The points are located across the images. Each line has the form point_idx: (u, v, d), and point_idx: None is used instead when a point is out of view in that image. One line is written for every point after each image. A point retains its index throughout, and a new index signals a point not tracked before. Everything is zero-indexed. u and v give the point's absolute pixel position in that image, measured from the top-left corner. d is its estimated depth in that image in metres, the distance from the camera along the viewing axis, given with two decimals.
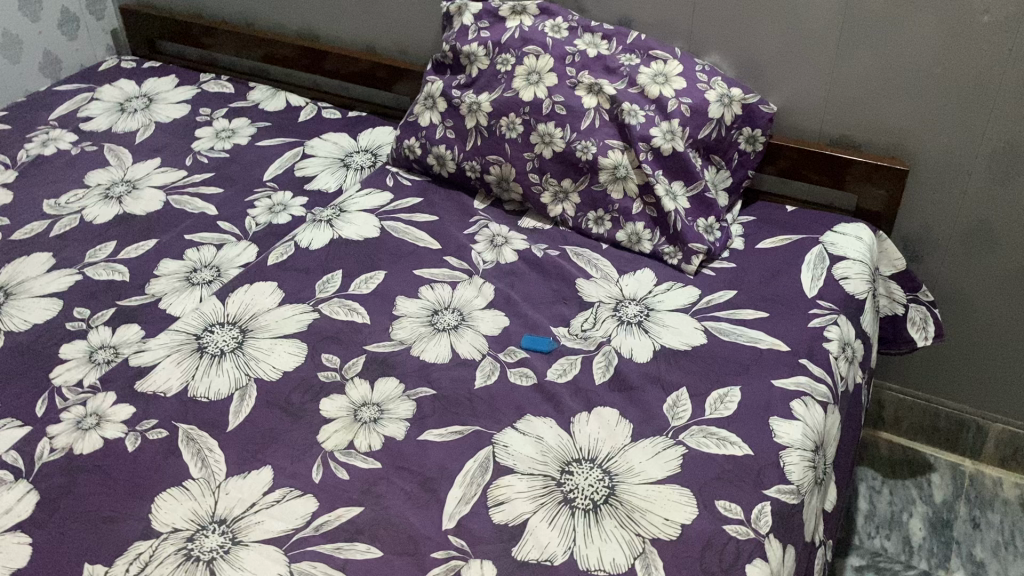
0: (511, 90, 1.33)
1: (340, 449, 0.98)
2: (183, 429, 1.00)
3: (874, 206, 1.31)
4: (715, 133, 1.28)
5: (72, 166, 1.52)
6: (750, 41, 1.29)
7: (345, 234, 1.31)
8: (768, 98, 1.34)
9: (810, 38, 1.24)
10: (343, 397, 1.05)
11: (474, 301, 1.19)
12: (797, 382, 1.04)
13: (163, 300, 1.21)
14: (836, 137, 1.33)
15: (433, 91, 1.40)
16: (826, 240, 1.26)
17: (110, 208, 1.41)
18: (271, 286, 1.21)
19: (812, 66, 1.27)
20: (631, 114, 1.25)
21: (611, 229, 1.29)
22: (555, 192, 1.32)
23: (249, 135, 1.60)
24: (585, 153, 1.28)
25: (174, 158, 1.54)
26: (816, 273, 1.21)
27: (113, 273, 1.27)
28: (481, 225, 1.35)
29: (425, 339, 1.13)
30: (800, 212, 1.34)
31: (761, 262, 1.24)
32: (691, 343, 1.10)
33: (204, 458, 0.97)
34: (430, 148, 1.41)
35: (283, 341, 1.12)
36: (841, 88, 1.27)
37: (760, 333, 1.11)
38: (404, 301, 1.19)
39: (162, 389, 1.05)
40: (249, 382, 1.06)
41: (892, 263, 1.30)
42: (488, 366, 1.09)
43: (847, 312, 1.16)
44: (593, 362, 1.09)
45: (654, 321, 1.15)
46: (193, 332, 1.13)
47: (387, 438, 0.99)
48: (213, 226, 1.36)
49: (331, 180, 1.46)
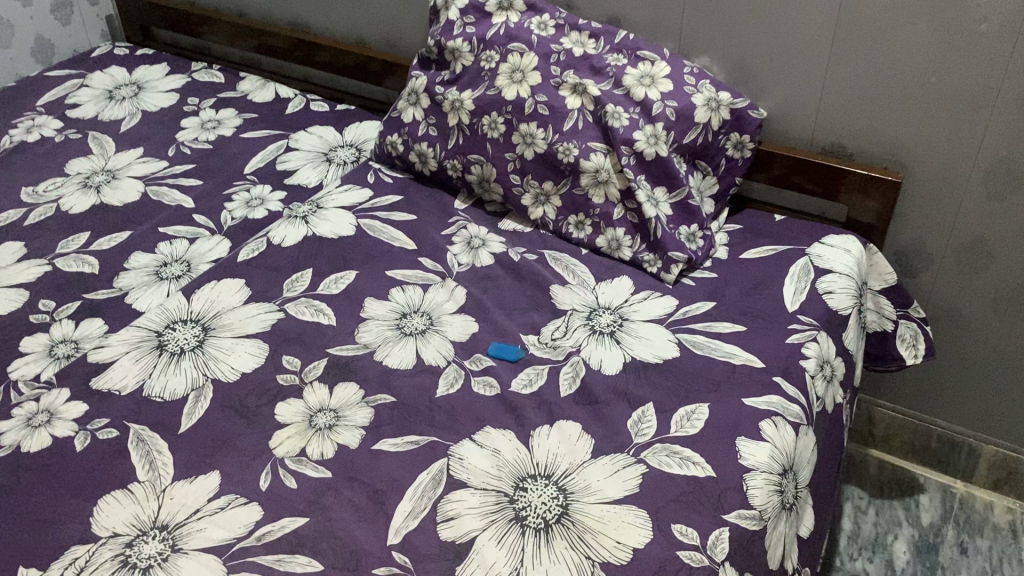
0: (494, 88, 1.29)
1: (291, 456, 0.95)
2: (134, 430, 0.98)
3: (867, 219, 1.26)
4: (701, 138, 1.24)
5: (54, 154, 1.50)
6: (741, 44, 1.25)
7: (319, 231, 1.28)
8: (760, 102, 1.29)
9: (803, 42, 1.20)
10: (301, 401, 1.02)
11: (444, 305, 1.16)
12: (769, 401, 1.00)
13: (130, 295, 1.19)
14: (828, 145, 1.28)
15: (416, 87, 1.37)
16: (812, 252, 1.21)
17: (87, 198, 1.39)
18: (239, 284, 1.19)
19: (804, 72, 1.23)
20: (614, 116, 1.22)
21: (591, 234, 1.26)
22: (537, 194, 1.29)
23: (234, 126, 1.57)
24: (567, 155, 1.24)
25: (157, 148, 1.52)
26: (799, 286, 1.16)
27: (83, 265, 1.25)
28: (459, 226, 1.31)
29: (391, 343, 1.10)
30: (789, 221, 1.29)
31: (743, 274, 1.20)
32: (663, 356, 1.07)
33: (152, 461, 0.95)
34: (412, 145, 1.38)
35: (245, 341, 1.10)
36: (834, 96, 1.23)
37: (735, 348, 1.07)
38: (373, 303, 1.16)
39: (118, 387, 1.03)
40: (206, 383, 1.04)
41: (882, 278, 1.25)
42: (452, 374, 1.06)
43: (828, 328, 1.12)
44: (561, 373, 1.05)
45: (627, 331, 1.11)
46: (154, 329, 1.11)
47: (340, 446, 0.96)
48: (188, 219, 1.34)
49: (312, 175, 1.44)
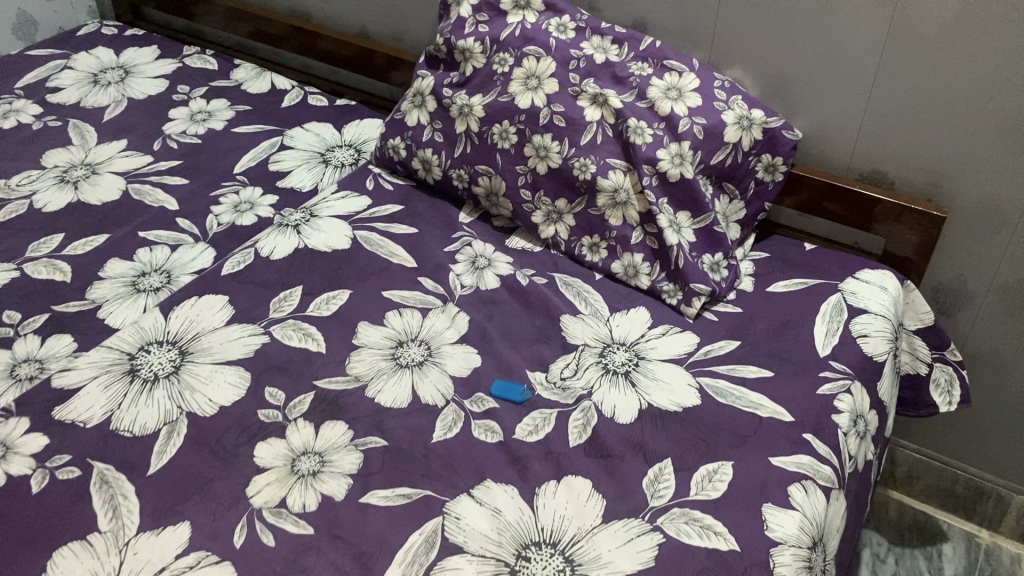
0: (506, 95, 1.19)
1: (269, 507, 0.86)
2: (98, 470, 0.89)
3: (905, 252, 1.16)
4: (730, 159, 1.14)
5: (31, 143, 1.40)
6: (778, 59, 1.15)
7: (312, 243, 1.18)
8: (793, 121, 1.19)
9: (846, 61, 1.10)
10: (283, 442, 0.93)
11: (444, 333, 1.07)
12: (797, 462, 0.91)
13: (103, 309, 1.09)
14: (867, 172, 1.18)
15: (422, 88, 1.27)
16: (845, 288, 1.12)
17: (63, 195, 1.29)
18: (222, 301, 1.09)
19: (845, 92, 1.12)
20: (636, 133, 1.12)
21: (606, 258, 1.16)
22: (548, 212, 1.19)
23: (226, 119, 1.47)
24: (583, 172, 1.14)
25: (141, 141, 1.41)
26: (831, 328, 1.07)
27: (53, 271, 1.15)
28: (463, 242, 1.21)
29: (384, 377, 1.01)
30: (820, 251, 1.20)
31: (771, 309, 1.10)
32: (682, 404, 0.97)
33: (116, 508, 0.86)
34: (416, 151, 1.27)
35: (225, 368, 1.00)
36: (877, 120, 1.12)
37: (761, 397, 0.98)
38: (366, 329, 1.07)
39: (82, 418, 0.94)
40: (181, 417, 0.95)
41: (919, 317, 1.16)
42: (451, 415, 0.96)
43: (862, 377, 1.03)
44: (570, 420, 0.96)
45: (643, 373, 1.01)
46: (127, 350, 1.01)
47: (324, 496, 0.87)
48: (171, 223, 1.24)
49: (307, 178, 1.34)
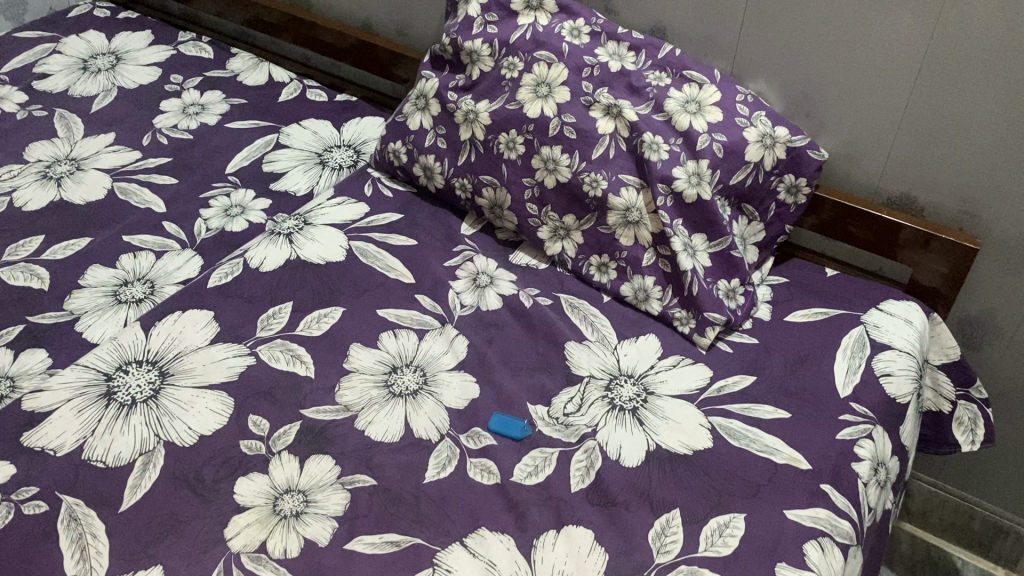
0: (515, 102, 1.12)
1: (248, 552, 0.81)
2: (67, 504, 0.83)
3: (932, 282, 1.10)
4: (751, 179, 1.07)
5: (14, 134, 1.34)
6: (806, 74, 1.07)
7: (304, 254, 1.12)
8: (819, 139, 1.12)
9: (879, 78, 1.02)
10: (265, 477, 0.87)
11: (441, 358, 1.00)
12: (814, 517, 0.85)
13: (81, 321, 1.03)
14: (896, 196, 1.11)
15: (425, 90, 1.20)
16: (868, 321, 1.05)
17: (45, 192, 1.23)
18: (206, 317, 1.03)
19: (877, 112, 1.05)
20: (652, 149, 1.05)
21: (615, 280, 1.09)
22: (555, 228, 1.12)
23: (219, 113, 1.40)
24: (593, 188, 1.08)
25: (130, 135, 1.35)
26: (852, 365, 1.00)
27: (31, 277, 1.09)
28: (465, 257, 1.14)
29: (376, 407, 0.95)
30: (841, 278, 1.13)
31: (789, 342, 1.04)
32: (693, 446, 0.92)
33: (84, 548, 0.80)
34: (417, 156, 1.21)
35: (208, 393, 0.94)
36: (909, 142, 1.05)
37: (777, 441, 0.92)
38: (359, 352, 1.01)
39: (53, 446, 0.88)
40: (157, 447, 0.89)
41: (944, 352, 1.10)
42: (445, 452, 0.90)
43: (885, 421, 0.96)
44: (572, 462, 0.90)
45: (651, 409, 0.95)
46: (103, 370, 0.95)
47: (307, 541, 0.82)
48: (157, 227, 1.18)
49: (302, 180, 1.27)
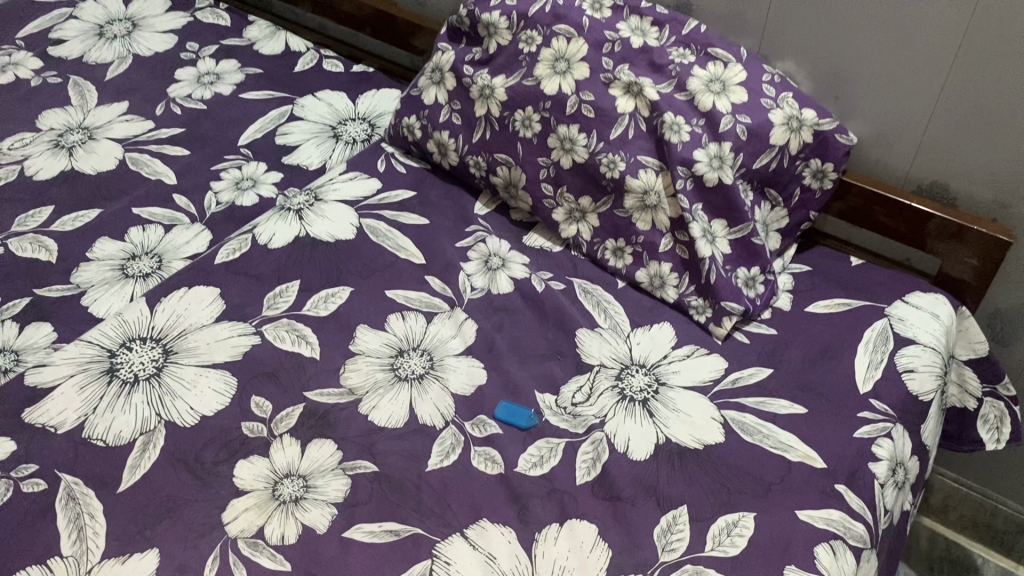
0: (532, 78, 1.09)
1: (245, 537, 0.80)
2: (66, 483, 0.82)
3: (962, 274, 1.05)
4: (775, 163, 1.03)
5: (27, 101, 1.32)
6: (836, 55, 1.03)
7: (314, 231, 1.10)
8: (848, 123, 1.08)
9: (913, 61, 0.97)
10: (266, 461, 0.86)
11: (449, 342, 0.98)
12: (827, 518, 0.83)
13: (88, 295, 1.02)
14: (926, 183, 1.07)
15: (441, 64, 1.17)
16: (893, 314, 1.02)
17: (56, 161, 1.21)
18: (213, 294, 1.01)
19: (909, 96, 1.00)
20: (672, 130, 1.01)
21: (631, 265, 1.06)
22: (571, 210, 1.09)
23: (234, 83, 1.37)
24: (611, 169, 1.04)
25: (143, 104, 1.33)
26: (873, 360, 0.97)
27: (39, 249, 1.08)
28: (477, 238, 1.12)
29: (381, 391, 0.93)
30: (866, 268, 1.09)
31: (808, 335, 1.00)
32: (704, 441, 0.89)
33: (80, 529, 0.79)
34: (432, 132, 1.18)
35: (211, 373, 0.93)
36: (942, 129, 1.00)
37: (791, 438, 0.89)
38: (366, 334, 0.99)
39: (54, 423, 0.87)
40: (158, 426, 0.87)
41: (971, 347, 1.05)
42: (449, 440, 0.88)
43: (905, 419, 0.93)
44: (578, 454, 0.87)
45: (662, 401, 0.93)
46: (107, 346, 0.94)
47: (305, 528, 0.80)
48: (167, 200, 1.16)
49: (315, 154, 1.25)
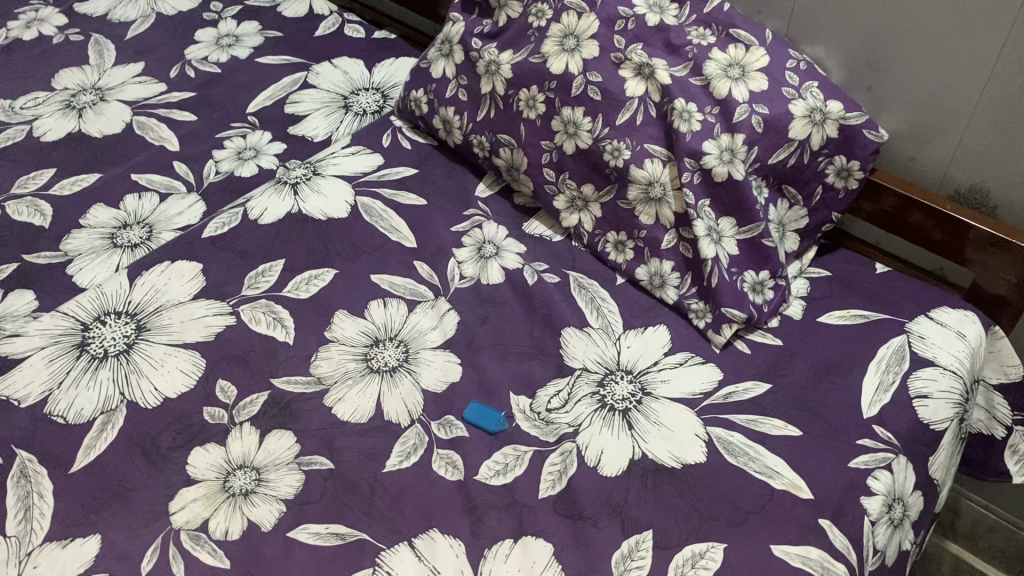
0: (539, 55, 1.02)
1: (188, 530, 0.77)
2: (20, 461, 0.82)
3: (999, 290, 0.95)
4: (794, 159, 0.94)
5: (47, 59, 1.32)
6: (870, 43, 0.93)
7: (307, 208, 1.06)
8: (881, 117, 0.98)
9: (953, 54, 0.87)
10: (222, 450, 0.83)
11: (428, 334, 0.94)
12: (804, 557, 0.76)
13: (74, 264, 1.01)
14: (965, 188, 0.97)
15: (451, 36, 1.10)
16: (913, 331, 0.93)
17: (65, 122, 1.21)
18: (194, 270, 0.99)
19: (948, 91, 0.90)
20: (682, 118, 0.93)
21: (631, 261, 1.00)
22: (573, 197, 1.03)
23: (252, 46, 1.34)
24: (615, 157, 0.97)
25: (159, 65, 1.31)
26: (884, 381, 0.88)
27: (34, 213, 1.07)
28: (474, 223, 1.06)
29: (349, 383, 0.89)
30: (891, 277, 1.00)
31: (817, 347, 0.92)
32: (683, 460, 0.82)
33: (28, 509, 0.79)
34: (437, 108, 1.12)
35: (179, 352, 0.90)
36: (982, 130, 0.90)
37: (779, 463, 0.82)
38: (343, 320, 0.95)
39: (19, 396, 0.86)
40: (120, 406, 0.86)
41: (1003, 370, 0.97)
42: (412, 440, 0.84)
43: (910, 450, 0.85)
44: (545, 466, 0.82)
45: (644, 413, 0.86)
46: (81, 319, 0.93)
47: (250, 524, 0.78)
48: (167, 167, 1.14)
49: (322, 125, 1.21)
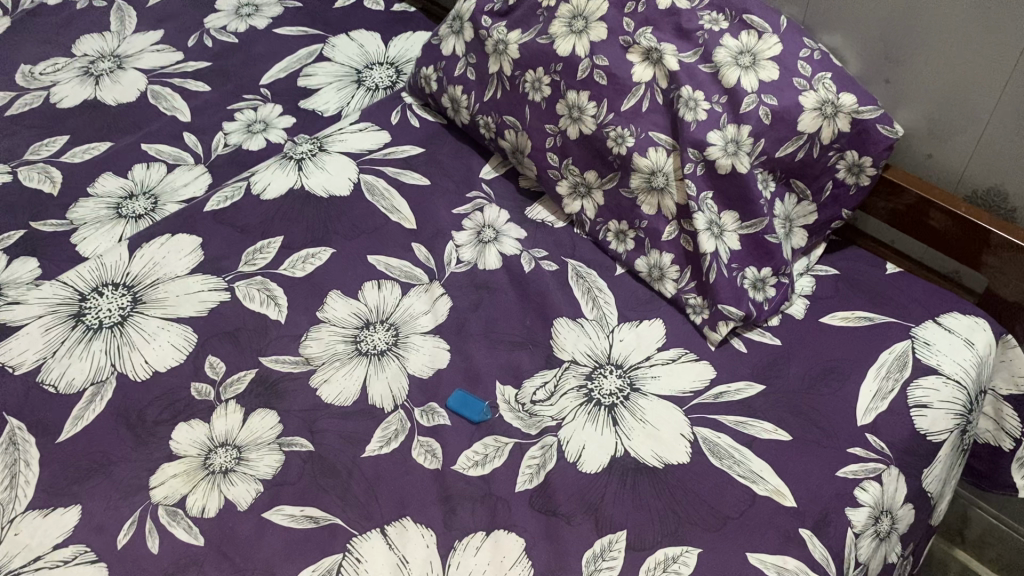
0: (546, 35, 0.99)
1: (166, 505, 0.78)
2: (11, 428, 0.83)
3: (1013, 296, 0.91)
4: (803, 153, 0.91)
5: (69, 24, 1.33)
6: (887, 34, 0.89)
7: (309, 184, 1.05)
8: (898, 112, 0.95)
9: (972, 52, 0.83)
10: (205, 427, 0.84)
11: (419, 318, 0.93)
12: (780, 566, 0.74)
13: (78, 233, 1.02)
14: (982, 189, 0.93)
15: (463, 12, 1.08)
16: (919, 337, 0.89)
17: (82, 89, 1.21)
18: (193, 244, 0.99)
19: (965, 90, 0.86)
20: (687, 107, 0.90)
21: (631, 252, 0.98)
22: (576, 183, 1.01)
23: (271, 16, 1.33)
24: (618, 144, 0.95)
25: (178, 34, 1.31)
26: (883, 388, 0.85)
27: (45, 180, 1.09)
28: (476, 206, 1.05)
29: (337, 364, 0.89)
30: (902, 278, 0.97)
31: (815, 349, 0.90)
32: (665, 459, 0.81)
33: (14, 476, 0.80)
34: (446, 86, 1.10)
35: (172, 327, 0.91)
36: (1001, 131, 0.86)
37: (764, 468, 0.80)
38: (336, 301, 0.95)
39: (14, 363, 0.88)
40: (109, 378, 0.87)
41: (1014, 382, 0.93)
42: (394, 425, 0.84)
43: (903, 461, 0.82)
44: (524, 459, 0.81)
45: (630, 410, 0.85)
46: (80, 288, 0.94)
47: (226, 503, 0.78)
48: (176, 138, 1.14)
49: (334, 99, 1.20)
